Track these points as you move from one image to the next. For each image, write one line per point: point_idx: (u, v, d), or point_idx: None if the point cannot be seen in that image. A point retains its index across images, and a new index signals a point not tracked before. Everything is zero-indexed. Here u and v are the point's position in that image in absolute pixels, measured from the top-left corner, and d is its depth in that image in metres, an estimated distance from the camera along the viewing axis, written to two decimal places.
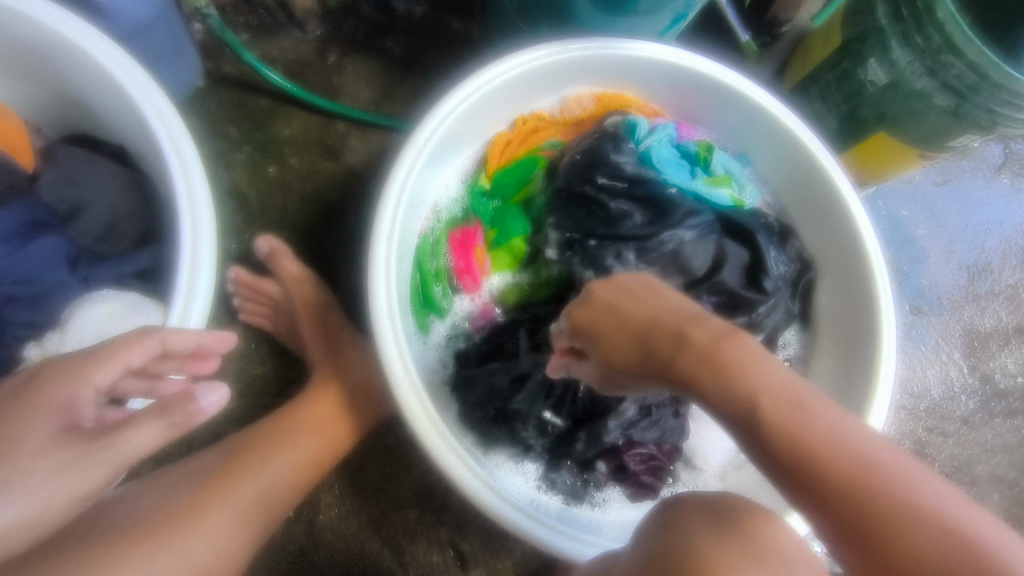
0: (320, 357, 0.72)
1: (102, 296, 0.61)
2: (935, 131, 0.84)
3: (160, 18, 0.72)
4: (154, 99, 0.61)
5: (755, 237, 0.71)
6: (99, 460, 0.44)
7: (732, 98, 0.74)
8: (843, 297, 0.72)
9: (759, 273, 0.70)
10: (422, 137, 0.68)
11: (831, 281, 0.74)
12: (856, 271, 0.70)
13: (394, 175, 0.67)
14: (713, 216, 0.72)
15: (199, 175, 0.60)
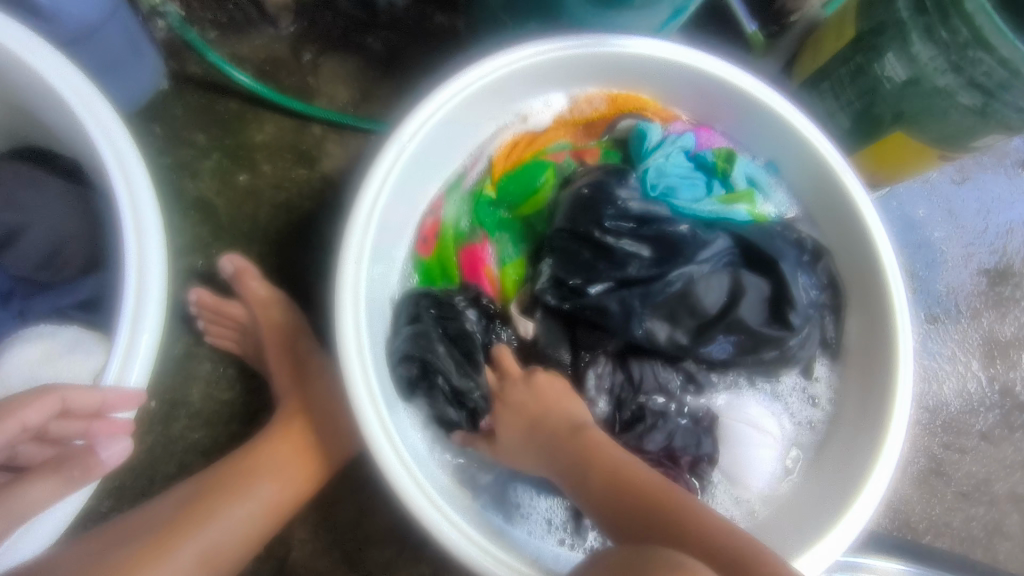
0: (288, 386, 0.67)
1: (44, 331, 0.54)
2: (959, 132, 0.77)
3: (111, 18, 0.67)
4: (97, 111, 0.56)
5: (779, 263, 0.63)
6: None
7: (748, 101, 0.67)
8: (867, 330, 0.65)
9: (783, 305, 0.63)
10: (396, 147, 0.62)
11: (855, 310, 0.67)
12: (878, 301, 0.64)
13: (365, 188, 0.61)
14: (728, 242, 0.65)
15: (146, 195, 0.54)
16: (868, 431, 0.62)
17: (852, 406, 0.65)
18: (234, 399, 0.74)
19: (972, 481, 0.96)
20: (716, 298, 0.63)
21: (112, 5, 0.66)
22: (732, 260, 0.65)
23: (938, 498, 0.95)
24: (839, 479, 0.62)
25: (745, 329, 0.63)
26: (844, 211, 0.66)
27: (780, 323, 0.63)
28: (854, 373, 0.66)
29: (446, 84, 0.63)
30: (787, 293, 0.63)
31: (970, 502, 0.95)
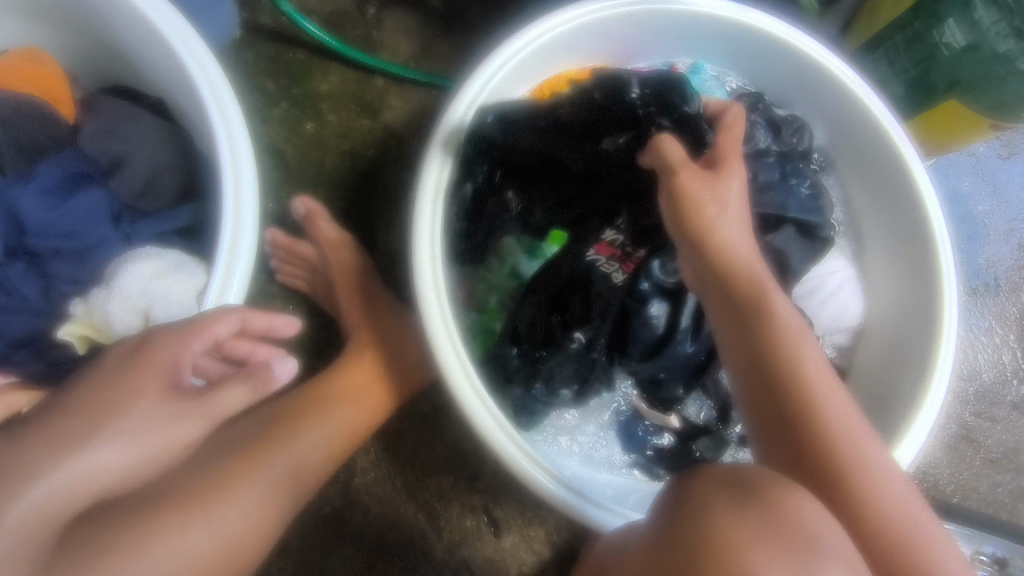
0: (357, 324, 0.72)
1: (153, 257, 0.56)
2: (1016, 99, 0.77)
3: None
4: (194, 49, 0.59)
5: (789, 212, 0.67)
6: (197, 413, 0.49)
7: (781, 51, 0.70)
8: (888, 214, 0.70)
9: (814, 229, 0.68)
10: (455, 121, 0.64)
11: (874, 209, 0.72)
12: (913, 214, 0.67)
13: (432, 161, 0.63)
14: (739, 224, 0.66)
15: (240, 128, 0.58)
16: (923, 309, 0.65)
17: (889, 298, 0.70)
18: (302, 336, 0.78)
19: (1002, 449, 0.98)
20: (768, 275, 0.67)
21: None
22: (754, 233, 0.67)
23: (968, 463, 0.97)
24: (897, 378, 0.66)
25: (797, 276, 0.68)
26: (869, 143, 0.69)
27: (818, 252, 0.69)
28: (889, 264, 0.71)
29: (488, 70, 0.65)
30: (816, 220, 0.68)
31: (998, 468, 0.97)
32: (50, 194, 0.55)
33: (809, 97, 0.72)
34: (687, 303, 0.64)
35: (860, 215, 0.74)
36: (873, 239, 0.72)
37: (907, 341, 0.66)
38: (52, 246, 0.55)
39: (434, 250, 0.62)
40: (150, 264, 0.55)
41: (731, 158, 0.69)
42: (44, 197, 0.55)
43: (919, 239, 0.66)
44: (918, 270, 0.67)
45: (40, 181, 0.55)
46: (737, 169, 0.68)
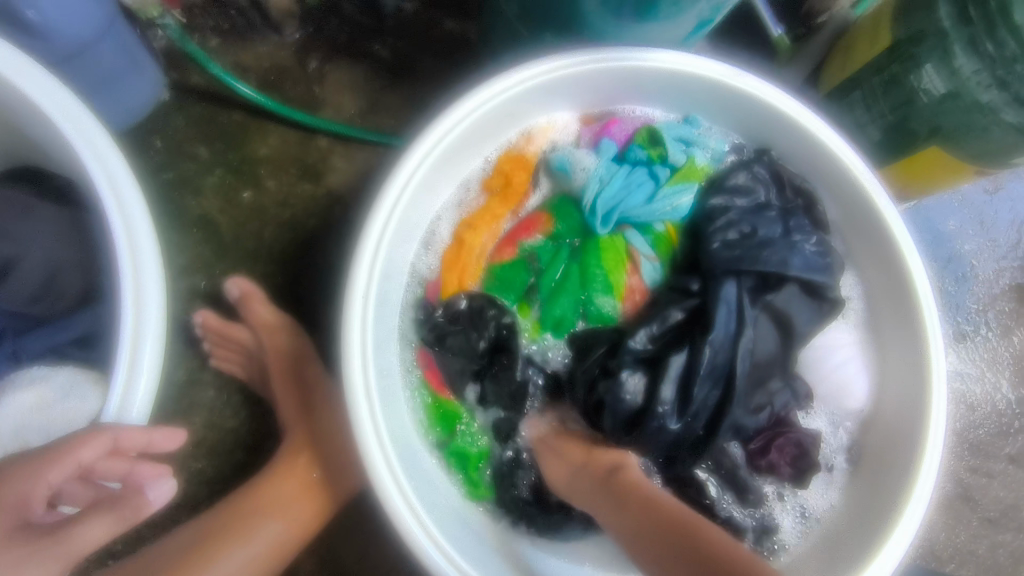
0: (293, 418, 0.65)
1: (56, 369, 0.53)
2: (997, 148, 0.73)
3: (106, 34, 0.63)
4: (94, 138, 0.53)
5: (790, 270, 0.61)
6: (48, 555, 0.44)
7: (749, 106, 0.64)
8: (888, 290, 0.64)
9: (818, 287, 0.63)
10: (391, 198, 0.58)
11: (871, 274, 0.66)
12: (902, 290, 0.62)
13: (364, 243, 0.57)
14: (736, 281, 0.62)
15: (144, 225, 0.53)
16: (914, 401, 0.61)
17: (891, 376, 0.65)
18: (238, 425, 0.72)
19: (999, 507, 0.92)
20: (768, 336, 0.62)
21: (109, 19, 0.62)
22: (750, 292, 0.62)
23: (964, 524, 0.91)
24: (887, 480, 0.61)
25: (801, 339, 0.64)
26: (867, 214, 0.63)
27: (825, 315, 0.64)
28: (889, 337, 0.65)
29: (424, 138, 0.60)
30: (819, 280, 0.62)
31: (996, 528, 0.92)
32: None
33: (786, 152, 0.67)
34: (671, 365, 0.60)
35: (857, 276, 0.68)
36: (873, 303, 0.67)
37: (897, 433, 0.62)
38: None
39: (366, 344, 0.56)
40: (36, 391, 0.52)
41: (726, 213, 0.65)
42: None
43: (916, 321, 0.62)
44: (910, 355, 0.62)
45: None
46: (734, 226, 0.64)
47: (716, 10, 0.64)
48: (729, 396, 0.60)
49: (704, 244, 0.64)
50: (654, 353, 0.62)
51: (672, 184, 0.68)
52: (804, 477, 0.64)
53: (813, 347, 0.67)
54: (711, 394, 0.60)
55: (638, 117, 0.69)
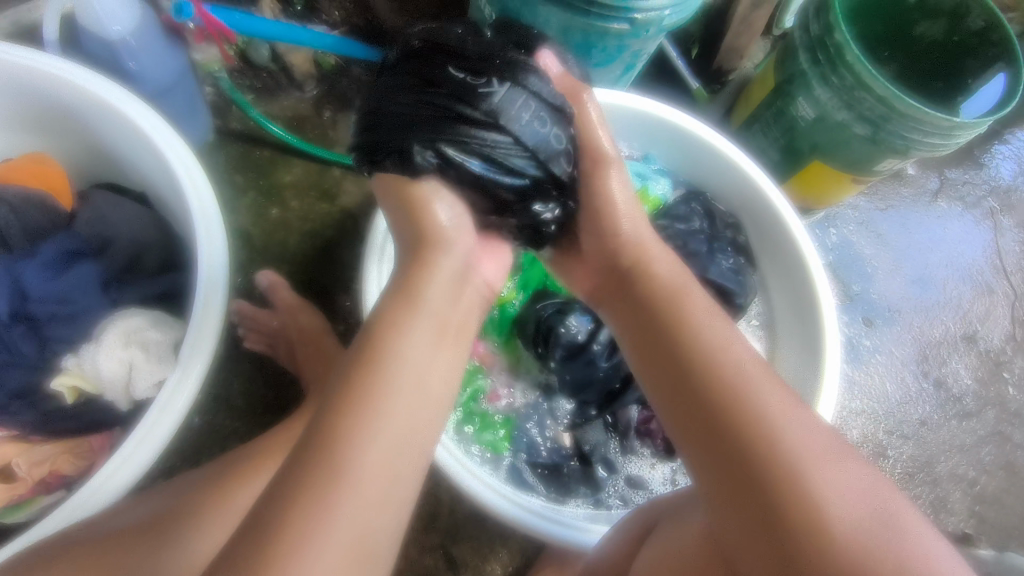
0: (319, 375, 0.80)
1: (143, 313, 0.67)
2: (861, 158, 0.95)
3: (181, 80, 0.84)
4: (174, 146, 0.71)
5: (707, 275, 0.86)
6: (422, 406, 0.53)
7: (667, 126, 0.91)
8: (786, 283, 0.91)
9: (729, 295, 0.87)
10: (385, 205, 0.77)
11: (774, 269, 0.93)
12: (800, 276, 0.88)
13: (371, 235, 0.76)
14: None
15: (213, 207, 0.69)
16: (811, 351, 0.85)
17: (793, 356, 0.89)
18: (267, 392, 0.86)
19: (915, 463, 1.09)
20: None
21: (183, 70, 0.83)
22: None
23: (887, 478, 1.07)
24: None
25: None
26: (766, 218, 0.91)
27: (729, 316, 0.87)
28: (788, 333, 0.91)
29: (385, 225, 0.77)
30: (730, 287, 0.86)
31: (914, 481, 1.08)
32: (50, 268, 0.67)
33: (700, 158, 0.94)
34: None
35: (768, 280, 0.95)
36: (779, 306, 0.93)
37: (800, 380, 0.85)
38: (48, 310, 0.65)
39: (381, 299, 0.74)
40: (130, 324, 0.65)
41: (667, 230, 0.90)
42: (44, 271, 0.66)
43: (804, 293, 0.87)
44: (808, 330, 0.86)
45: (42, 258, 0.67)
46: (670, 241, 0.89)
47: (635, 57, 0.86)
48: None
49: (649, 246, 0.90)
50: (602, 313, 0.82)
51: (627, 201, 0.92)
52: (673, 452, 0.83)
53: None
54: None
55: None
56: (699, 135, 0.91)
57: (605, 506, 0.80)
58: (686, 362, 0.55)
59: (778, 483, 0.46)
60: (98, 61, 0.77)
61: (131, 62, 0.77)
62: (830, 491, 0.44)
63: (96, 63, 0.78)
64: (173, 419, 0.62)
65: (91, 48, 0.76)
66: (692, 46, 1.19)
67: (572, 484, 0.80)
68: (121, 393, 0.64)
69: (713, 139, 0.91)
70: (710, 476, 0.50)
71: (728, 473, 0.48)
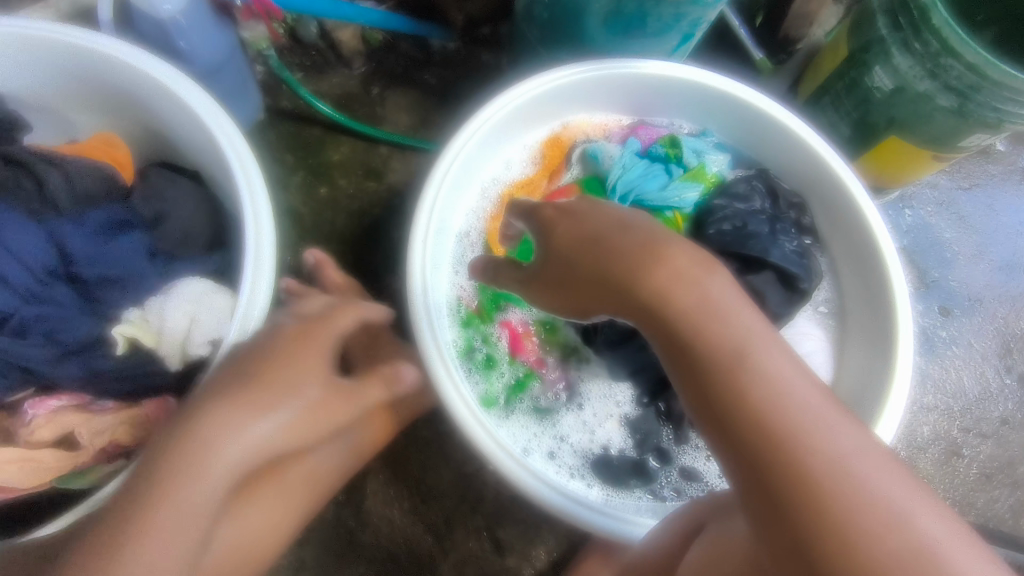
0: (362, 357, 0.81)
1: (204, 281, 0.69)
2: (945, 132, 0.87)
3: (231, 57, 0.85)
4: (223, 124, 0.71)
5: (770, 257, 0.80)
6: None
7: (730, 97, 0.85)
8: (857, 267, 0.85)
9: (792, 279, 0.81)
10: (438, 178, 0.75)
11: (843, 249, 0.87)
12: (871, 259, 0.82)
13: (420, 210, 0.74)
14: (724, 261, 0.81)
15: (259, 184, 0.70)
16: (882, 341, 0.79)
17: (863, 347, 0.83)
18: None
19: (995, 464, 1.01)
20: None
21: (232, 48, 0.84)
22: (736, 271, 0.81)
23: (962, 479, 1.00)
24: (864, 405, 0.77)
25: (773, 316, 0.81)
26: (838, 200, 0.84)
27: (794, 302, 0.82)
28: (859, 320, 0.84)
29: (462, 133, 0.77)
30: (794, 272, 0.81)
31: (993, 483, 1.00)
32: (98, 235, 0.69)
33: (763, 132, 0.88)
34: None
35: (834, 260, 0.89)
36: (849, 291, 0.87)
37: (871, 373, 0.79)
38: (97, 275, 0.68)
39: (426, 276, 0.73)
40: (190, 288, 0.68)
41: (725, 209, 0.84)
42: (91, 238, 0.68)
43: (877, 281, 0.81)
44: (880, 317, 0.80)
45: (89, 225, 0.68)
46: (729, 219, 0.83)
47: (694, 24, 0.81)
48: None
49: (703, 231, 0.85)
50: None
51: (682, 180, 0.87)
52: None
53: (786, 335, 0.86)
54: None
55: (661, 130, 0.92)
56: (762, 108, 0.85)
57: (660, 499, 0.76)
58: (718, 380, 0.44)
59: (829, 530, 0.38)
60: (151, 40, 0.78)
61: (181, 40, 0.77)
62: (927, 553, 0.37)
63: (148, 42, 0.78)
64: (224, 395, 0.63)
65: (144, 27, 0.76)
66: (756, 15, 1.11)
67: (625, 476, 0.77)
68: (174, 358, 0.67)
69: (778, 113, 0.85)
70: (767, 530, 0.41)
71: (768, 515, 0.41)
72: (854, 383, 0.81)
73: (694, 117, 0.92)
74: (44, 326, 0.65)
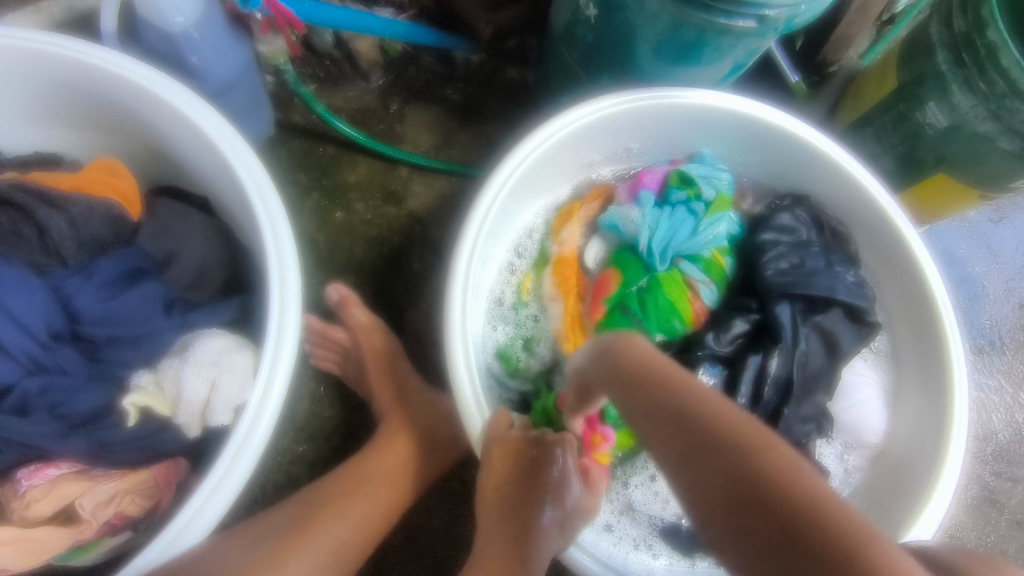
0: (388, 406, 0.75)
1: (222, 334, 0.62)
2: (997, 173, 0.84)
3: (245, 73, 0.77)
4: (241, 153, 0.64)
5: (837, 296, 0.75)
6: None
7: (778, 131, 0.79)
8: (908, 307, 0.80)
9: (860, 313, 0.77)
10: (476, 223, 0.68)
11: (890, 284, 0.82)
12: (924, 301, 0.77)
13: (458, 261, 0.67)
14: (790, 303, 0.76)
15: (283, 222, 0.62)
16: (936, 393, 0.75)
17: (918, 388, 0.79)
18: (332, 414, 0.81)
19: None
20: (817, 349, 0.76)
21: (246, 63, 0.77)
22: (802, 312, 0.76)
23: (993, 525, 0.98)
24: (918, 464, 0.74)
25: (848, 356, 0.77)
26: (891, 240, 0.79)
27: (865, 336, 0.78)
28: (914, 359, 0.80)
29: (495, 180, 0.70)
30: (862, 305, 0.76)
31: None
32: (110, 287, 0.62)
33: (807, 167, 0.82)
34: (748, 362, 0.74)
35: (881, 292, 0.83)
36: (896, 324, 0.82)
37: (926, 427, 0.75)
38: (107, 333, 0.61)
39: (466, 332, 0.64)
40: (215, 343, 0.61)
41: (776, 247, 0.79)
42: (101, 291, 0.61)
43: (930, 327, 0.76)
44: (934, 363, 0.76)
45: (99, 277, 0.61)
46: (785, 257, 0.78)
47: (749, 54, 0.75)
48: (788, 397, 0.74)
49: (759, 271, 0.78)
50: (732, 351, 0.76)
51: (709, 217, 0.80)
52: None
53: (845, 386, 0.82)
54: (777, 394, 0.74)
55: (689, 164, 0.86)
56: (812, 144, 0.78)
57: None
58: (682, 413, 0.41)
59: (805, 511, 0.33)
60: (159, 55, 0.70)
61: (193, 55, 0.70)
62: None
63: (155, 55, 0.71)
64: (247, 464, 0.56)
65: (153, 41, 0.68)
66: (796, 37, 1.06)
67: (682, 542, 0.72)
68: (193, 419, 0.60)
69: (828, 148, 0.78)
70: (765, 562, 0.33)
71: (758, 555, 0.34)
72: (910, 435, 0.77)
73: (734, 151, 0.86)
74: (48, 400, 0.58)
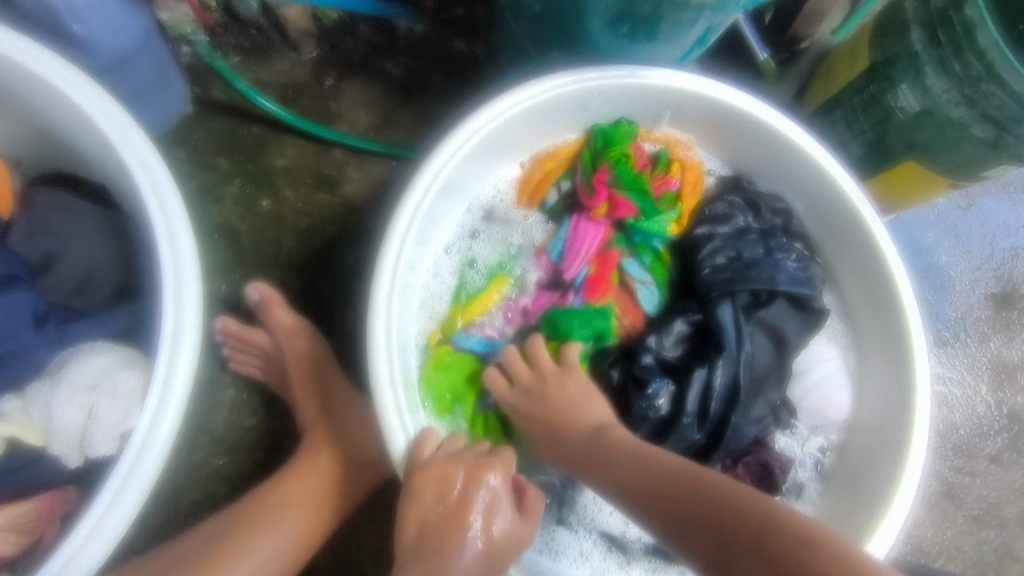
0: (313, 420, 0.68)
1: (104, 352, 0.59)
2: (971, 161, 0.79)
3: (145, 45, 0.68)
4: (131, 140, 0.55)
5: (778, 285, 0.68)
6: None
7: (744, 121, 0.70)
8: (868, 299, 0.72)
9: (804, 300, 0.70)
10: (404, 220, 0.61)
11: (847, 270, 0.73)
12: (881, 288, 0.69)
13: (381, 264, 0.59)
14: (731, 301, 0.68)
15: (180, 220, 0.54)
16: (898, 397, 0.67)
17: (879, 381, 0.71)
18: (256, 424, 0.75)
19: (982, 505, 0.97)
20: (765, 350, 0.68)
21: (146, 34, 0.67)
22: (745, 310, 0.68)
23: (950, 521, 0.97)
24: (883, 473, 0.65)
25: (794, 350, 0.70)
26: (848, 230, 0.71)
27: (813, 326, 0.70)
28: (875, 349, 0.72)
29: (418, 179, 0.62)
30: (805, 292, 0.69)
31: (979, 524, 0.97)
32: None
33: (770, 155, 0.73)
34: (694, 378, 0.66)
35: (835, 277, 0.75)
36: (852, 306, 0.74)
37: (886, 432, 0.67)
38: None
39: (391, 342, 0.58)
40: (95, 362, 0.59)
41: (711, 240, 0.71)
42: None
43: (891, 320, 0.69)
44: (896, 362, 0.68)
45: None
46: (722, 251, 0.70)
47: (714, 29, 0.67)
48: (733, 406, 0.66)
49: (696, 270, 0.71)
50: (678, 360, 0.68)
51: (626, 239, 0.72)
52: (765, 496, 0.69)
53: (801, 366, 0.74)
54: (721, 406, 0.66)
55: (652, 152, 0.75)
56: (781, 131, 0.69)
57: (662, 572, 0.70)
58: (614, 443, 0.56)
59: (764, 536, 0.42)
60: (37, 23, 0.61)
61: (77, 24, 0.60)
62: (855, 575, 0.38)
63: (33, 25, 0.61)
64: (134, 498, 0.50)
65: (23, 6, 0.59)
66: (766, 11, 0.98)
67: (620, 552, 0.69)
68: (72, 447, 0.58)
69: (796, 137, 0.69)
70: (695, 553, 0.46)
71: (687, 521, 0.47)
72: (875, 422, 0.69)
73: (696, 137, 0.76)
74: None
